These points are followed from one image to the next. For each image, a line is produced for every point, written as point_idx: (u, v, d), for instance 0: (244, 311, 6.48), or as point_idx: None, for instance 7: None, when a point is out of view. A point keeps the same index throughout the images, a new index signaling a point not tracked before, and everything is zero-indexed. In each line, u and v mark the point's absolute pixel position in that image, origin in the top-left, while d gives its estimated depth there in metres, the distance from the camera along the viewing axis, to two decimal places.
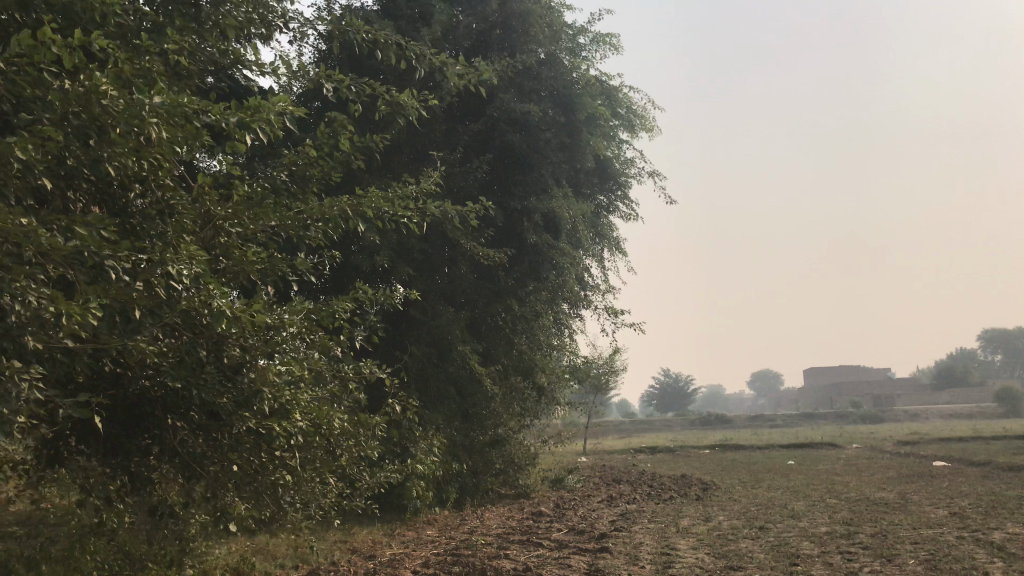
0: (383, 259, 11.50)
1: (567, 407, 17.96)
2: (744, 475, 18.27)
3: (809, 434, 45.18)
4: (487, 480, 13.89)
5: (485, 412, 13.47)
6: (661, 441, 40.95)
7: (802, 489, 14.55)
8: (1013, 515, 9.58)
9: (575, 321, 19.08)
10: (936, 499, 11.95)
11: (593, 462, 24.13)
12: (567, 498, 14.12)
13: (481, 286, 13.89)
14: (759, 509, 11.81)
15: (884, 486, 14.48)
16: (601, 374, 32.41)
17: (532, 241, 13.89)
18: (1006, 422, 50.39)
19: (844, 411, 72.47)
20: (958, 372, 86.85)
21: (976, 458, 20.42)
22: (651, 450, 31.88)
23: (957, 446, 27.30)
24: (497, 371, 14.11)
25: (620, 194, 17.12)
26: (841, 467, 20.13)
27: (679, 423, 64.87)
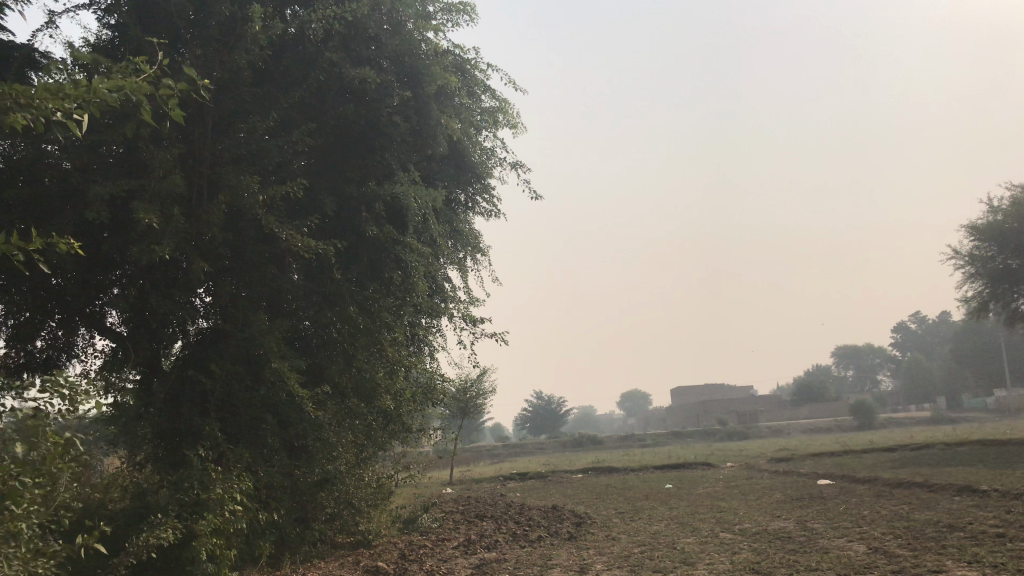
0: (166, 248, 8.98)
1: (422, 435, 15.53)
2: (622, 504, 16.32)
3: (683, 453, 44.28)
4: (315, 529, 11.32)
5: (313, 444, 10.94)
6: (532, 465, 38.99)
7: (688, 519, 12.65)
8: (948, 550, 7.89)
9: (431, 337, 16.75)
10: (842, 528, 10.23)
11: (456, 496, 21.73)
12: (416, 546, 11.71)
13: (308, 287, 11.45)
14: (644, 551, 9.79)
15: (779, 513, 12.75)
16: (466, 396, 30.04)
17: (370, 234, 11.59)
18: (870, 436, 51.16)
19: (713, 428, 72.92)
20: (817, 387, 89.56)
21: (859, 474, 19.23)
22: (520, 477, 29.70)
23: (833, 462, 26.46)
24: (330, 392, 11.63)
25: (479, 189, 15.05)
26: (723, 490, 18.53)
27: (551, 446, 63.28)
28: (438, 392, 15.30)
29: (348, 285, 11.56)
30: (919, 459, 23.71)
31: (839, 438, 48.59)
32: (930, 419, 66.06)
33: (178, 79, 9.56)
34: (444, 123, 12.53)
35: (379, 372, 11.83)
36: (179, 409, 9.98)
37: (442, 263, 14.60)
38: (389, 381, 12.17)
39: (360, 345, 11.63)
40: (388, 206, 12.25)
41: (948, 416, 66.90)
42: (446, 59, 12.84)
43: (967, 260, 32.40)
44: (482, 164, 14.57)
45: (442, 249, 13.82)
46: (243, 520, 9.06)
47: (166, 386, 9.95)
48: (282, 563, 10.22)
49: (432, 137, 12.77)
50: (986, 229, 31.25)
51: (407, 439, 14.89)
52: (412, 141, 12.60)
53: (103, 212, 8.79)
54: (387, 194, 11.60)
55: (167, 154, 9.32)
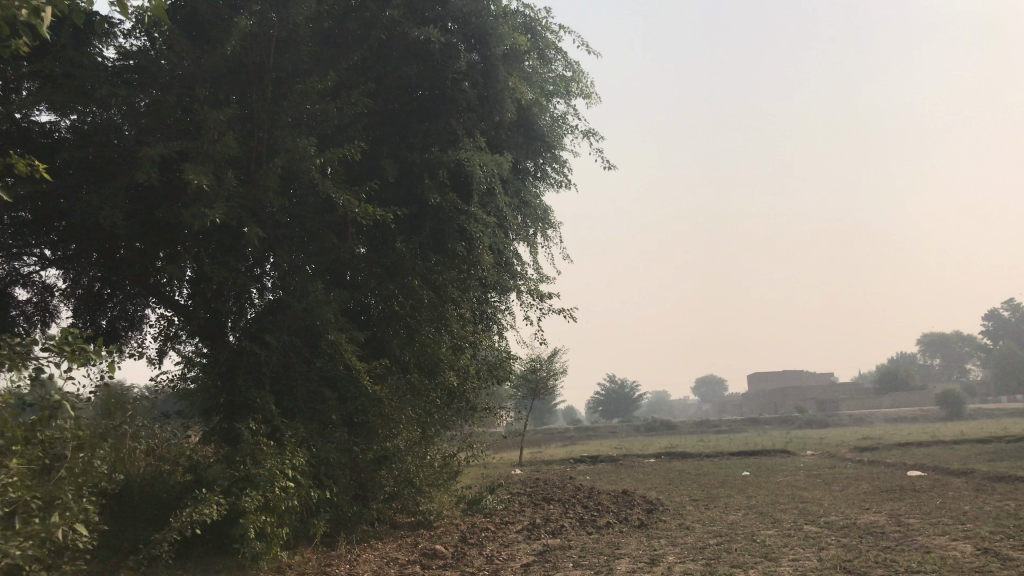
0: (218, 213, 8.64)
1: (489, 415, 15.06)
2: (697, 491, 15.55)
3: (761, 439, 42.95)
4: (374, 508, 10.94)
5: (372, 420, 10.54)
6: (603, 448, 38.22)
7: (768, 509, 11.83)
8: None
9: (499, 313, 16.19)
10: (943, 525, 9.29)
11: (526, 477, 21.31)
12: (479, 529, 11.22)
13: (369, 257, 11.02)
14: (720, 543, 9.06)
15: (868, 505, 11.80)
16: (538, 377, 29.54)
17: (433, 202, 11.08)
18: (962, 426, 48.66)
19: (792, 416, 70.94)
20: (902, 375, 86.14)
21: (954, 466, 17.94)
22: (592, 460, 29.09)
23: (923, 453, 24.99)
24: (390, 367, 11.22)
25: (549, 158, 14.36)
26: (806, 479, 17.52)
27: (623, 430, 62.44)
28: (505, 370, 14.80)
29: (410, 255, 11.09)
30: (1020, 452, 22.12)
31: (929, 428, 46.33)
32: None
33: (234, 37, 9.19)
34: (512, 86, 11.93)
35: (442, 346, 11.34)
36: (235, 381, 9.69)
37: (510, 236, 14.01)
38: (453, 357, 11.68)
39: (422, 318, 11.17)
40: (452, 174, 11.73)
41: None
42: (515, 20, 12.17)
43: None
44: (553, 132, 13.92)
45: (509, 220, 13.21)
46: (295, 497, 8.68)
47: (222, 357, 9.67)
48: (338, 542, 9.85)
49: (500, 101, 12.20)
50: None
51: (473, 418, 14.43)
52: (478, 107, 12.05)
53: (154, 174, 8.51)
54: (451, 160, 11.05)
55: (221, 115, 8.99)
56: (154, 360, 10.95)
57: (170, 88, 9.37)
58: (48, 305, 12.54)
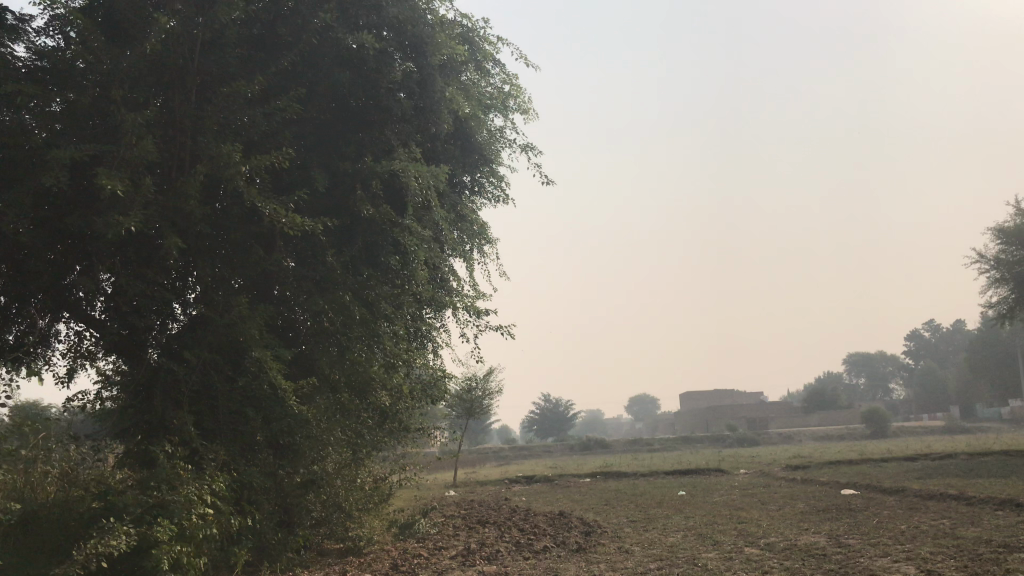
0: (134, 220, 8.10)
1: (423, 435, 14.61)
2: (634, 513, 15.31)
3: (694, 458, 43.17)
4: (300, 535, 10.40)
5: (298, 441, 10.02)
6: (538, 468, 37.86)
7: (707, 531, 11.63)
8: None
9: (433, 330, 15.77)
10: (883, 545, 9.20)
11: (460, 499, 20.84)
12: (411, 555, 10.75)
13: (297, 271, 10.55)
14: (661, 567, 8.80)
15: (806, 525, 11.69)
16: (473, 396, 29.12)
17: (365, 214, 10.68)
18: (888, 443, 49.79)
19: (724, 434, 71.80)
20: (830, 394, 88.04)
21: (885, 485, 18.08)
22: (527, 480, 28.74)
23: (853, 471, 25.28)
24: (319, 385, 10.73)
25: (486, 173, 14.07)
26: (741, 499, 17.44)
27: (558, 450, 62.27)
28: (440, 389, 14.38)
29: (341, 268, 10.65)
30: (946, 470, 22.51)
31: (856, 446, 47.27)
32: (947, 428, 64.62)
33: (154, 35, 8.70)
34: (448, 97, 11.62)
35: (374, 364, 10.91)
36: (151, 401, 9.09)
37: (446, 252, 13.64)
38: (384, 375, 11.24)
39: (352, 334, 10.71)
40: (386, 185, 11.34)
41: (965, 426, 65.39)
42: (453, 29, 11.89)
43: (997, 262, 30.69)
44: (490, 146, 13.64)
45: (446, 235, 12.85)
46: (214, 525, 8.14)
47: (137, 376, 9.07)
48: (261, 571, 9.29)
49: (436, 112, 11.87)
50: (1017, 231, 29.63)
51: (407, 439, 13.96)
52: (413, 117, 11.70)
53: (63, 178, 7.93)
54: (384, 171, 10.67)
55: (139, 117, 8.46)
56: (62, 379, 10.26)
57: (85, 89, 8.81)
58: None
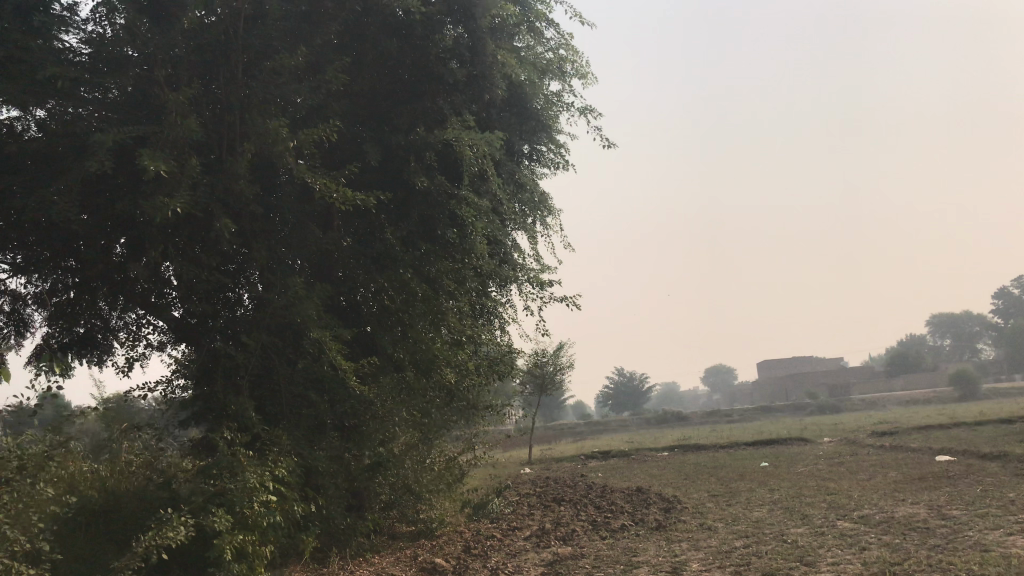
0: (182, 203, 7.87)
1: (493, 414, 14.25)
2: (715, 486, 14.71)
3: (775, 427, 42.06)
4: (371, 519, 10.16)
5: (363, 424, 9.73)
6: (614, 442, 37.35)
7: (795, 504, 11.00)
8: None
9: (498, 305, 15.36)
10: (992, 516, 8.45)
11: (535, 476, 20.53)
12: (484, 537, 10.41)
13: (354, 249, 10.24)
14: (746, 545, 8.25)
15: (903, 496, 10.95)
16: (544, 371, 28.74)
17: (420, 186, 10.29)
18: (980, 405, 47.64)
19: (804, 402, 70.05)
20: (914, 357, 85.03)
21: (984, 449, 17.03)
22: (604, 455, 28.29)
23: (945, 435, 24.04)
24: (382, 366, 10.43)
25: (544, 139, 13.53)
26: (828, 468, 16.66)
27: (634, 423, 61.61)
28: (508, 366, 13.99)
29: (399, 244, 10.29)
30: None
31: (946, 409, 45.38)
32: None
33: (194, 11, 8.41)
34: (501, 60, 11.12)
35: (437, 342, 10.56)
36: (212, 388, 8.91)
37: (507, 223, 13.18)
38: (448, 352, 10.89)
39: (414, 312, 10.37)
40: (440, 156, 10.92)
41: None
42: None
43: None
44: (548, 111, 13.09)
45: (506, 205, 12.39)
46: (278, 513, 7.90)
47: (197, 364, 8.90)
48: (331, 558, 9.06)
49: (489, 78, 11.38)
50: None
51: (476, 418, 13.63)
52: (466, 84, 11.24)
53: (108, 163, 7.73)
54: (438, 140, 10.26)
55: (183, 96, 8.20)
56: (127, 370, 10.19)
57: (129, 72, 8.59)
58: (22, 317, 11.76)
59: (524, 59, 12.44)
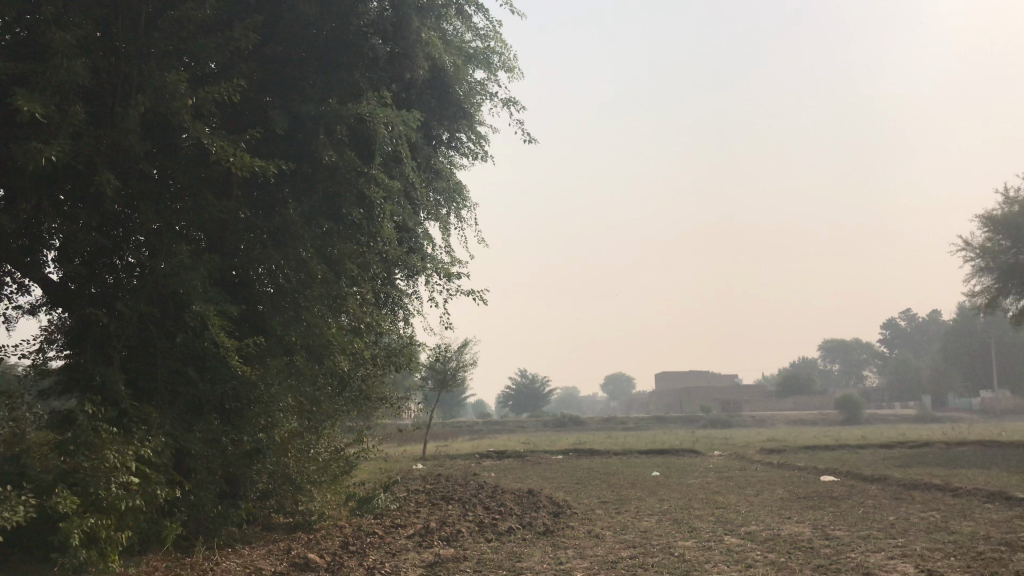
0: (59, 151, 7.16)
1: (386, 406, 13.76)
2: (606, 493, 14.58)
3: (668, 438, 42.76)
4: (244, 508, 9.56)
5: (245, 407, 9.14)
6: (510, 443, 37.18)
7: (684, 516, 10.92)
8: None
9: (401, 295, 14.87)
10: (874, 539, 8.50)
11: (426, 472, 20.10)
12: (365, 533, 9.94)
13: (251, 220, 9.63)
14: (633, 556, 8.04)
15: (789, 514, 11.00)
16: (445, 366, 28.29)
17: (328, 161, 9.76)
18: (861, 430, 49.56)
19: (698, 415, 71.63)
20: (804, 379, 88.07)
21: (866, 472, 17.47)
22: (498, 455, 28.06)
23: (830, 457, 24.69)
24: (271, 347, 9.85)
25: (463, 127, 13.14)
26: (717, 482, 16.81)
27: (531, 425, 61.74)
28: (406, 357, 13.54)
29: (300, 219, 9.72)
30: (925, 459, 21.94)
31: (830, 431, 47.04)
32: (919, 416, 64.68)
33: None
34: (425, 39, 10.68)
35: (332, 326, 10.04)
36: (79, 357, 8.19)
37: (417, 209, 12.73)
38: (343, 338, 10.37)
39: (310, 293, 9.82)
40: (352, 132, 10.39)
41: (937, 416, 65.46)
42: None
43: (977, 249, 29.95)
44: (469, 98, 12.70)
45: (417, 190, 11.94)
46: (139, 497, 7.28)
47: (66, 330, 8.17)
48: (196, 548, 8.45)
49: (411, 56, 10.92)
50: (999, 218, 28.87)
51: (368, 409, 13.12)
52: (386, 60, 10.75)
53: None
54: (351, 114, 9.75)
55: (70, 35, 7.46)
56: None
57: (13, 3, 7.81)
58: None
59: (449, 41, 12.02)
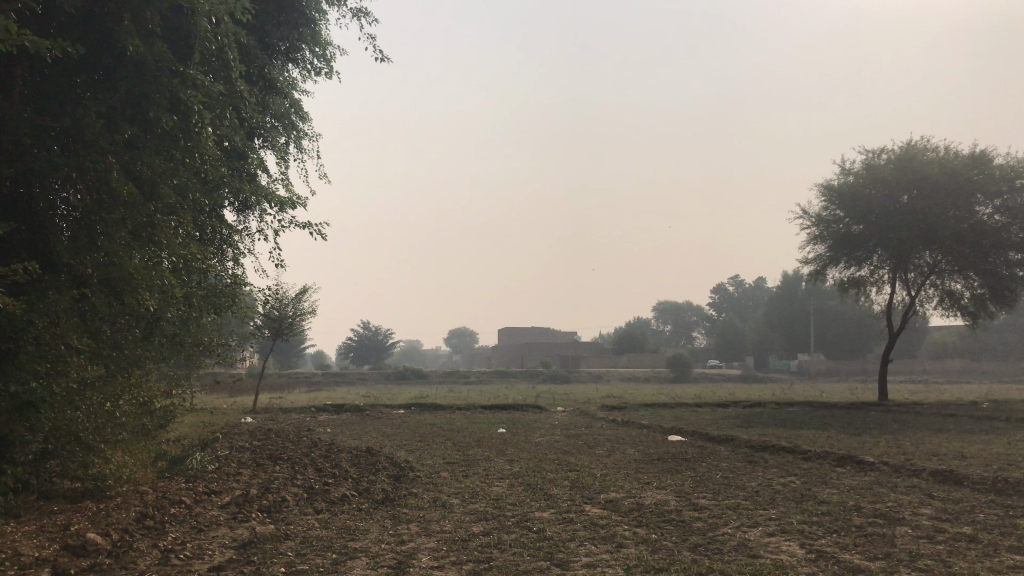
0: None
1: (207, 354, 12.04)
2: (452, 453, 13.52)
3: (511, 393, 42.30)
4: (13, 475, 7.78)
5: (18, 350, 7.34)
6: (349, 396, 35.52)
7: (537, 482, 9.99)
8: (937, 568, 5.41)
9: (230, 229, 13.08)
10: (744, 510, 7.82)
11: (252, 428, 18.36)
12: (169, 503, 8.35)
13: (30, 121, 7.76)
14: (485, 533, 6.96)
15: (647, 479, 10.30)
16: (280, 314, 26.25)
17: (132, 52, 8.00)
18: (693, 389, 51.04)
19: (539, 371, 72.20)
20: (640, 338, 90.66)
21: (712, 432, 17.25)
22: (335, 409, 26.49)
23: (673, 415, 24.76)
24: (55, 279, 8.05)
25: (307, 36, 11.48)
26: (566, 441, 16.10)
27: (372, 378, 60.05)
28: (231, 299, 11.85)
29: (98, 123, 7.94)
30: (763, 419, 22.23)
31: (667, 390, 48.13)
32: (745, 377, 67.89)
33: None
34: None
35: (135, 257, 8.33)
36: None
37: (247, 127, 11.03)
38: (151, 273, 8.66)
39: (108, 216, 8.07)
40: (168, 24, 8.64)
41: (761, 376, 68.91)
42: None
43: (814, 218, 30.77)
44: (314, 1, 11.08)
45: (249, 103, 10.26)
46: None
47: None
48: None
49: None
50: (836, 188, 29.66)
51: (185, 357, 11.39)
52: None
53: None
54: None
55: None
56: None
57: None
58: None
59: None
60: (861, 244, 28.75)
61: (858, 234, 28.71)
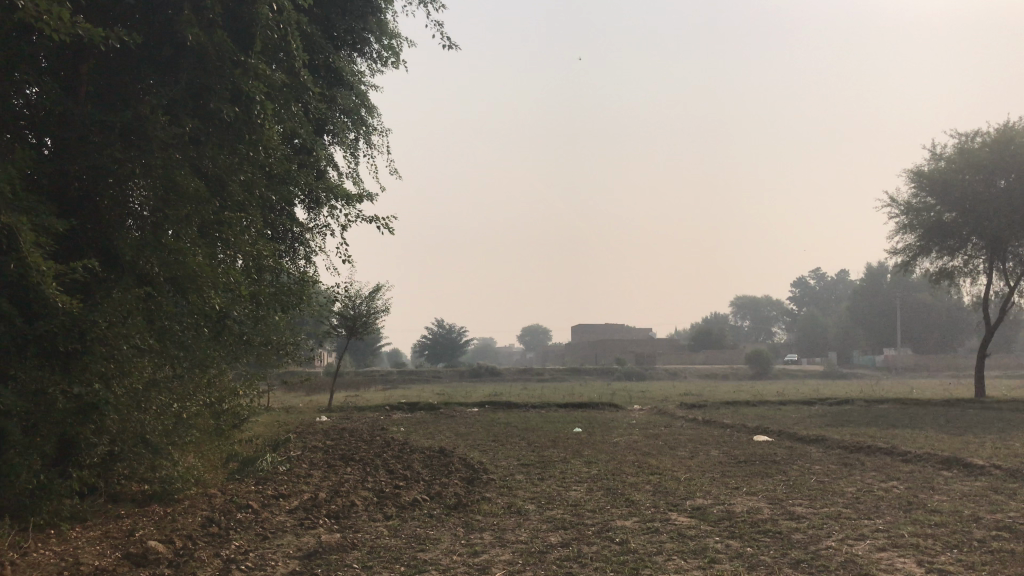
0: None
1: (278, 354, 11.85)
2: (527, 454, 13.04)
3: (586, 391, 41.60)
4: (80, 478, 7.61)
5: (83, 351, 7.11)
6: (424, 395, 35.42)
7: (617, 486, 9.44)
8: None
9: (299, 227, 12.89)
10: (846, 520, 7.13)
11: (326, 427, 18.24)
12: (236, 507, 8.09)
13: (93, 117, 7.61)
14: (563, 543, 6.47)
15: (736, 483, 9.64)
16: (353, 313, 26.19)
17: (193, 43, 7.80)
18: (775, 385, 49.43)
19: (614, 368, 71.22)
20: (718, 333, 88.70)
21: (800, 431, 16.35)
22: (409, 408, 26.29)
23: (756, 413, 23.76)
24: (120, 277, 7.87)
25: (372, 26, 11.18)
26: (646, 441, 15.46)
27: (446, 376, 60.11)
28: (301, 298, 11.64)
29: (160, 117, 7.75)
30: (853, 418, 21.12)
31: (748, 387, 46.80)
32: (828, 373, 65.67)
33: None
34: None
35: (199, 253, 8.10)
36: None
37: (313, 120, 10.79)
38: (216, 270, 8.42)
39: (171, 211, 7.86)
40: (230, 14, 8.44)
41: (845, 372, 66.54)
42: None
43: (902, 206, 29.33)
44: None
45: (314, 95, 10.01)
46: None
47: None
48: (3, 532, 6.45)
49: None
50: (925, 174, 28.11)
51: (255, 356, 11.20)
52: None
53: None
54: None
55: None
56: None
57: None
58: None
59: None
60: (953, 233, 27.20)
61: (950, 222, 27.16)
